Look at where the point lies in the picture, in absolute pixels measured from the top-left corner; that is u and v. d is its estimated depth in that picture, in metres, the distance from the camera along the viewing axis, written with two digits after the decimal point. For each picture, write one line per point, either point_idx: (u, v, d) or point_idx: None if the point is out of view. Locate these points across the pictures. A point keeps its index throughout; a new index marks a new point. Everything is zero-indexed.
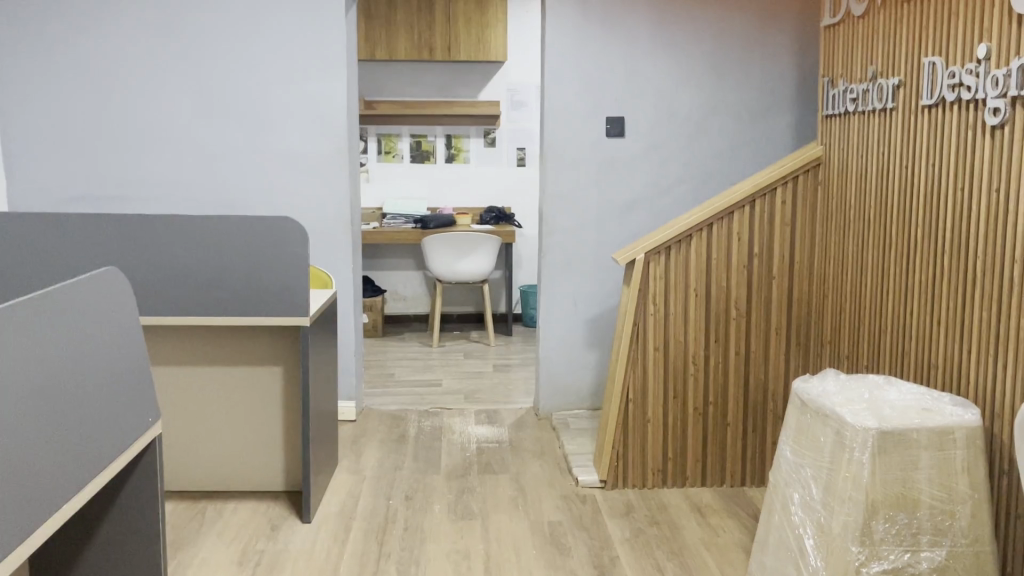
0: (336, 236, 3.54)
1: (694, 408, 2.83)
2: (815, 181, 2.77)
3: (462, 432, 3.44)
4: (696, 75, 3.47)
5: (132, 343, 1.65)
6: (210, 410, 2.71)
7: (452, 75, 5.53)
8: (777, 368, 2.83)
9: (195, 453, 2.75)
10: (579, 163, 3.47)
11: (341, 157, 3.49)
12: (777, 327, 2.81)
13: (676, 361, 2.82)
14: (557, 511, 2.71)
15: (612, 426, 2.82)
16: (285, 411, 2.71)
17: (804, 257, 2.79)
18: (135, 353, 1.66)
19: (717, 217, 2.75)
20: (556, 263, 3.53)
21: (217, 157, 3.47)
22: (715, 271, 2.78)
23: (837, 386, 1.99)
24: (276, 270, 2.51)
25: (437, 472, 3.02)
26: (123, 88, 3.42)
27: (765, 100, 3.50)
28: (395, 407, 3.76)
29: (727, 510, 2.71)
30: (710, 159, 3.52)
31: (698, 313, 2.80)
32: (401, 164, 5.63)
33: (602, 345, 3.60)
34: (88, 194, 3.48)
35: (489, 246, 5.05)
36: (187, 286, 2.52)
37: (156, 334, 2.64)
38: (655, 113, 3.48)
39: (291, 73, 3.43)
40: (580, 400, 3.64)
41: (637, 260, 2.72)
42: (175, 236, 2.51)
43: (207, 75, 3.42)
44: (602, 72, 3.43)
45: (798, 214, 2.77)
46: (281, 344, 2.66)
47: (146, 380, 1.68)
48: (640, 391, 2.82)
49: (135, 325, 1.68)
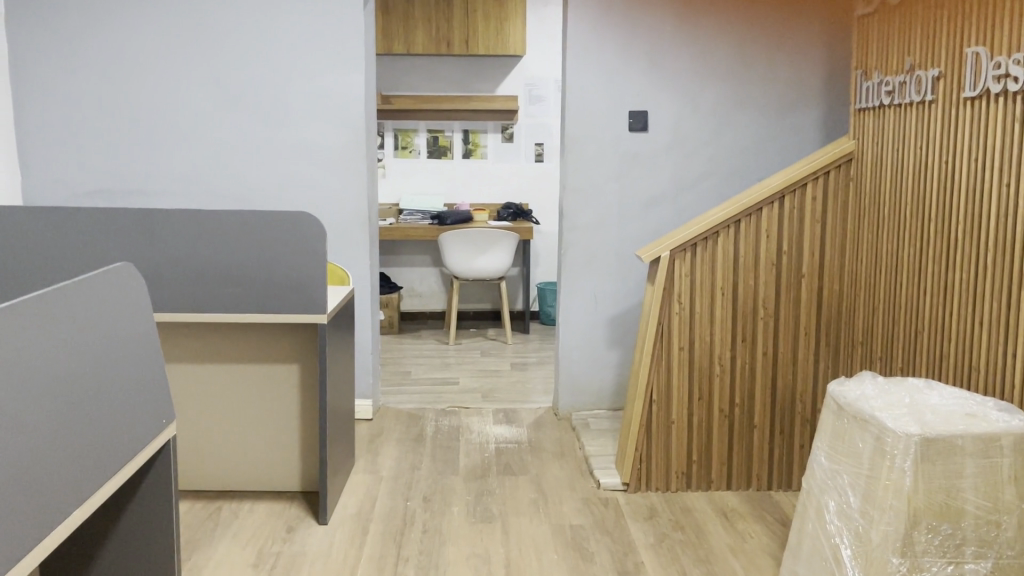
0: (353, 231, 3.48)
1: (719, 410, 2.76)
2: (846, 176, 2.68)
3: (480, 432, 3.38)
4: (722, 68, 3.39)
5: (145, 341, 1.59)
6: (221, 409, 2.66)
7: (470, 69, 5.46)
8: (806, 369, 2.75)
9: (205, 453, 2.70)
10: (600, 158, 3.40)
11: (358, 151, 3.43)
12: (806, 329, 2.73)
13: (701, 361, 2.74)
14: (578, 515, 2.64)
15: (635, 427, 2.75)
16: (301, 410, 2.66)
17: (835, 256, 2.71)
18: (149, 352, 1.59)
19: (745, 213, 2.67)
20: (576, 261, 3.46)
21: (231, 151, 3.42)
22: (742, 269, 2.71)
23: (876, 389, 1.91)
24: (291, 265, 2.46)
25: (456, 472, 2.96)
26: (136, 80, 3.37)
27: (793, 93, 3.41)
28: (412, 406, 3.70)
29: (754, 515, 2.64)
30: (735, 154, 3.44)
31: (725, 313, 2.73)
32: (418, 160, 5.57)
33: (623, 345, 3.53)
34: (102, 188, 3.44)
35: (508, 242, 4.98)
36: (202, 282, 2.47)
37: (170, 331, 2.59)
38: (679, 107, 3.40)
39: (308, 66, 3.38)
40: (601, 400, 3.56)
41: (662, 258, 2.65)
42: (187, 229, 2.46)
43: (222, 68, 3.37)
44: (623, 65, 3.36)
45: (829, 211, 2.69)
46: (298, 342, 2.61)
47: (160, 379, 1.61)
48: (664, 391, 2.75)
49: (148, 322, 1.62)
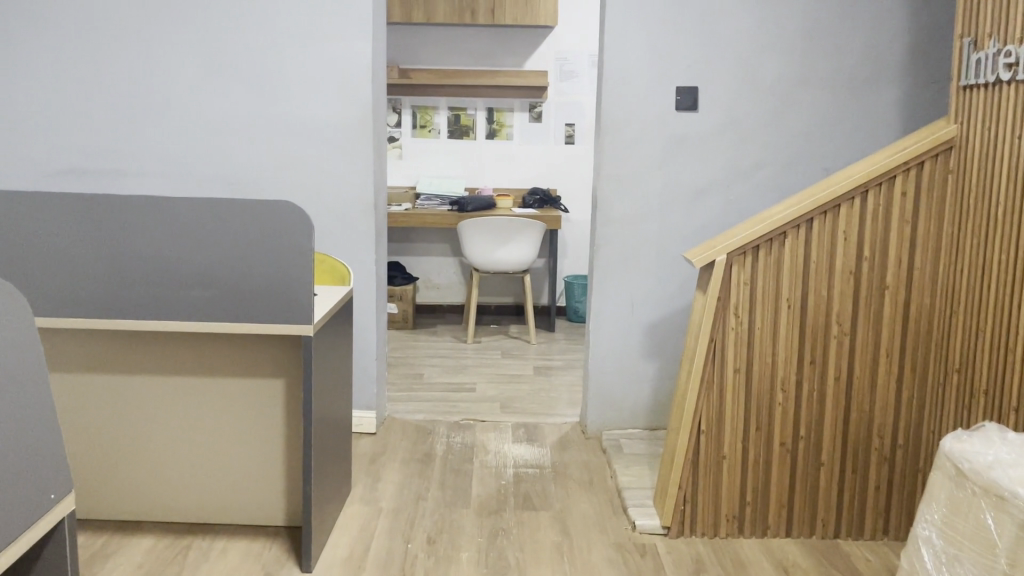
0: (358, 220, 3.06)
1: (780, 444, 2.33)
2: (944, 168, 2.21)
3: (497, 452, 2.96)
4: (786, 37, 2.91)
5: (16, 374, 1.14)
6: (192, 429, 2.27)
7: (496, 42, 5.03)
8: (886, 398, 2.30)
9: (176, 480, 2.31)
10: (641, 142, 2.95)
11: (364, 129, 3.00)
12: (888, 350, 2.28)
13: (760, 385, 2.31)
14: (610, 567, 2.22)
15: (679, 462, 2.32)
16: (287, 432, 2.26)
17: (925, 264, 2.25)
18: (6, 383, 1.13)
19: (820, 211, 2.23)
20: (611, 258, 3.02)
21: (221, 126, 3.01)
22: (813, 276, 2.26)
23: (1010, 452, 1.48)
24: (271, 265, 2.05)
25: (467, 505, 2.55)
26: (113, 42, 2.96)
27: (869, 68, 2.93)
28: (422, 417, 3.30)
29: (821, 572, 2.20)
30: (797, 139, 2.97)
31: (791, 329, 2.28)
32: (437, 140, 5.14)
33: (662, 357, 3.09)
34: (74, 166, 3.04)
35: (533, 233, 4.55)
36: (168, 284, 2.07)
37: (137, 338, 2.22)
38: (735, 83, 2.93)
39: (308, 29, 2.94)
40: (636, 417, 3.13)
41: (717, 262, 2.22)
42: (147, 220, 2.05)
43: (211, 30, 2.95)
44: (670, 33, 2.90)
45: (921, 210, 2.23)
46: (283, 353, 2.21)
47: (30, 416, 1.16)
48: (714, 418, 2.32)
49: (5, 336, 1.14)
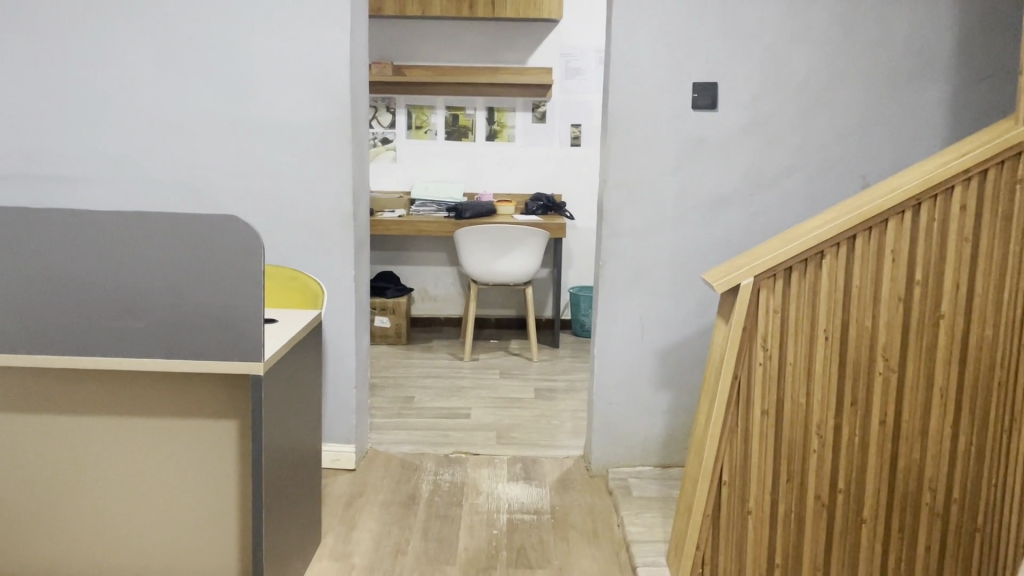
0: (336, 232, 2.74)
1: (816, 498, 1.99)
2: (1012, 177, 1.87)
3: (490, 494, 2.64)
4: (819, 26, 2.57)
5: None
6: (130, 477, 1.96)
7: (497, 36, 4.72)
8: (939, 446, 1.97)
9: (118, 537, 2.00)
10: (652, 145, 2.62)
11: (342, 130, 2.68)
12: (942, 390, 1.95)
13: (793, 429, 1.97)
14: None
15: (698, 517, 1.99)
16: (240, 481, 1.95)
17: (987, 290, 1.91)
18: None
19: (865, 227, 1.89)
20: (620, 276, 2.70)
21: (185, 128, 2.69)
22: (856, 305, 1.93)
23: None
24: (215, 291, 1.73)
25: (452, 562, 2.22)
26: (61, 35, 2.65)
27: (911, 61, 2.60)
28: (408, 449, 2.98)
29: None
30: (829, 142, 2.63)
31: (828, 365, 1.95)
32: (434, 141, 4.82)
33: (676, 386, 2.76)
34: (22, 173, 2.74)
35: (535, 242, 4.23)
36: (94, 314, 1.75)
37: (73, 376, 1.92)
38: (759, 79, 2.60)
39: (281, 18, 2.62)
40: (646, 453, 2.79)
41: (743, 287, 1.89)
42: (68, 240, 1.74)
43: (176, 21, 2.63)
44: (686, 23, 2.57)
45: (983, 227, 1.89)
46: (235, 393, 1.90)
47: None
48: (739, 468, 1.98)
49: None
